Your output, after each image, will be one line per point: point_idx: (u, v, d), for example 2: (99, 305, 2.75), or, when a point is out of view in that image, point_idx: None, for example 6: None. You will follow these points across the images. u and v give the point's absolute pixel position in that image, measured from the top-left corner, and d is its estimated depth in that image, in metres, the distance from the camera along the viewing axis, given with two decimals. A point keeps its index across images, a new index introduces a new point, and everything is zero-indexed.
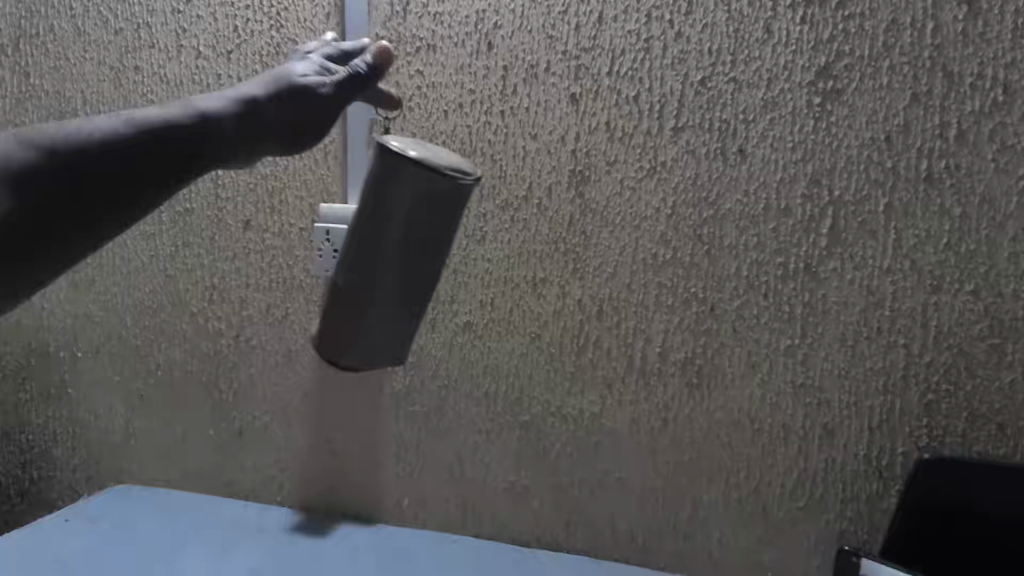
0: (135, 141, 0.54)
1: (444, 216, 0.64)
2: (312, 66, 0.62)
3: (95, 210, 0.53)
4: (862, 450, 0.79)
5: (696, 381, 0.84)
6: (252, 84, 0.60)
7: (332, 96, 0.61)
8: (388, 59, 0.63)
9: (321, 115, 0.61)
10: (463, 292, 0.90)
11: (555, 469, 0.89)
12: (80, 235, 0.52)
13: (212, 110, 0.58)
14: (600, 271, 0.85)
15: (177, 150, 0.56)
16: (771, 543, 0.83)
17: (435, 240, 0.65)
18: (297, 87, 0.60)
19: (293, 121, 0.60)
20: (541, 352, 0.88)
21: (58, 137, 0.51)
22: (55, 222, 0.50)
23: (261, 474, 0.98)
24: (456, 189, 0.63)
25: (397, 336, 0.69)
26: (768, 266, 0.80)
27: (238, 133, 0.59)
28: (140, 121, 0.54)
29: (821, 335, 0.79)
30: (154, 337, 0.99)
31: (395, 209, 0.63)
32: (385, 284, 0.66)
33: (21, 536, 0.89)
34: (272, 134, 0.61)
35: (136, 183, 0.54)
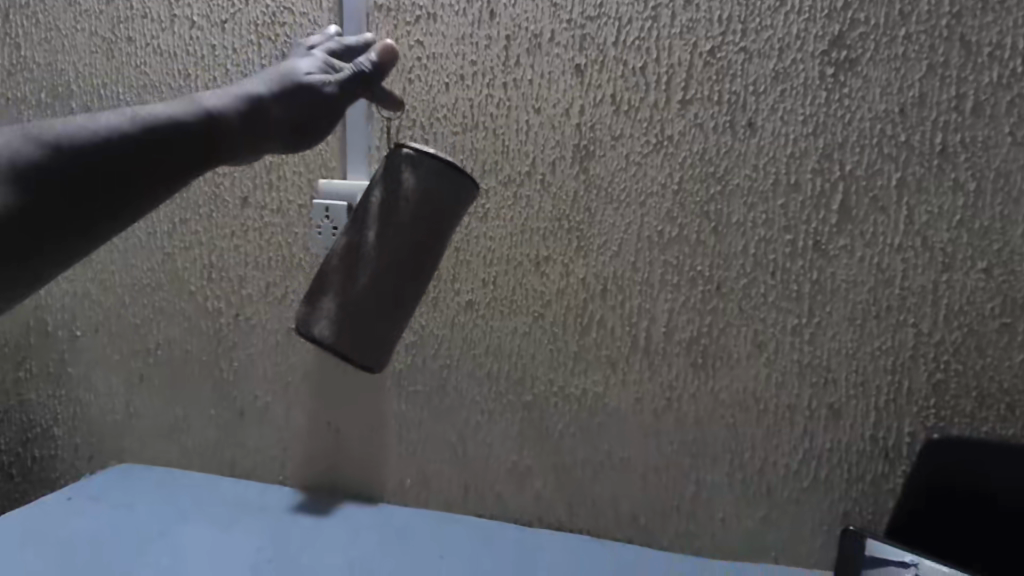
0: (138, 138, 0.52)
1: (447, 221, 0.67)
2: (316, 64, 0.62)
3: (95, 209, 0.50)
4: (868, 431, 0.79)
5: (701, 361, 0.83)
6: (257, 81, 0.60)
7: (336, 95, 0.62)
8: (393, 57, 0.65)
9: (320, 111, 0.61)
10: (465, 270, 0.88)
11: (558, 450, 0.88)
12: (80, 236, 0.50)
13: (218, 106, 0.57)
14: (604, 249, 0.83)
15: (181, 147, 0.54)
16: (774, 523, 0.83)
17: (437, 242, 0.68)
18: (302, 86, 0.60)
19: (295, 119, 0.60)
20: (543, 331, 0.87)
21: (62, 133, 0.49)
22: (53, 220, 0.48)
23: (263, 454, 0.98)
24: (464, 198, 0.68)
25: (376, 324, 0.67)
26: (776, 244, 0.78)
27: (243, 130, 0.58)
28: (144, 118, 0.53)
29: (829, 315, 0.78)
30: (153, 315, 0.98)
31: (403, 206, 0.66)
32: (385, 279, 0.66)
33: (23, 516, 0.89)
34: (276, 132, 0.60)
35: (138, 180, 0.52)
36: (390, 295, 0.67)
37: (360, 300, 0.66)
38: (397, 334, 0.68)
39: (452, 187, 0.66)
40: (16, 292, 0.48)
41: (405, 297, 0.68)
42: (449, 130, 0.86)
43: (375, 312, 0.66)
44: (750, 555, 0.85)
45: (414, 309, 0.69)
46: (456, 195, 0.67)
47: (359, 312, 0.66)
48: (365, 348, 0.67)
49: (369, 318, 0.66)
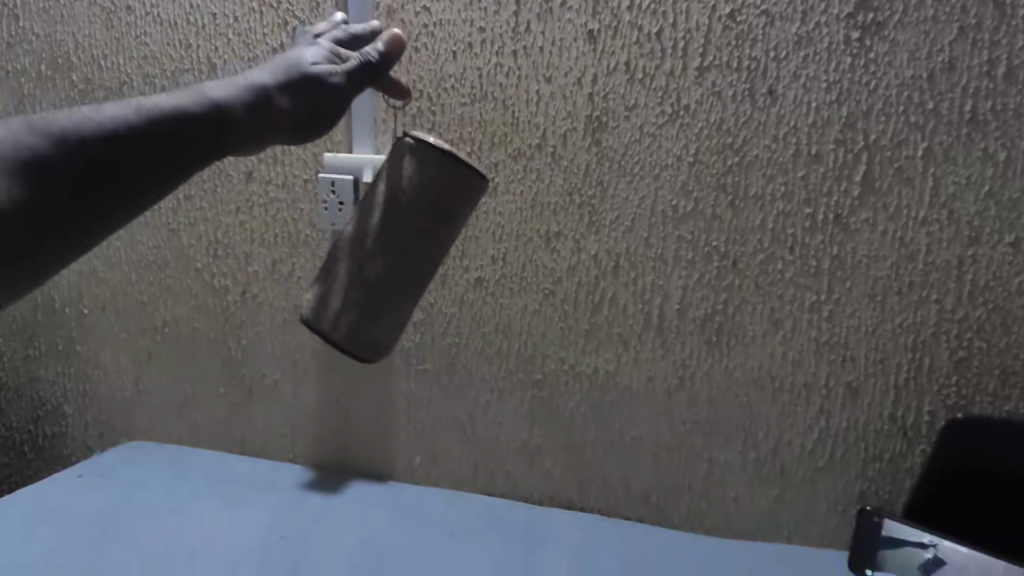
0: (144, 130, 0.50)
1: (451, 216, 0.65)
2: (321, 53, 0.59)
3: (98, 205, 0.48)
4: (887, 410, 0.77)
5: (715, 339, 0.81)
6: (263, 72, 0.57)
7: (343, 86, 0.60)
8: (400, 46, 0.62)
9: (326, 102, 0.59)
10: (474, 247, 0.86)
11: (568, 428, 0.87)
12: (83, 232, 0.48)
13: (223, 97, 0.54)
14: (617, 225, 0.81)
15: (188, 139, 0.52)
16: (788, 503, 0.82)
17: (442, 234, 0.65)
18: (308, 77, 0.58)
19: (301, 111, 0.58)
20: (554, 309, 0.85)
21: (67, 124, 0.47)
22: (55, 216, 0.46)
23: (272, 432, 0.97)
24: (471, 192, 0.65)
25: (374, 320, 0.66)
26: (795, 218, 0.76)
27: (249, 122, 0.55)
28: (149, 110, 0.50)
29: (849, 291, 0.76)
30: (160, 293, 0.97)
31: (406, 200, 0.64)
32: (384, 275, 0.65)
33: (37, 492, 0.89)
34: (283, 124, 0.57)
35: (144, 174, 0.50)
36: (391, 286, 0.65)
37: (360, 295, 0.65)
38: (396, 329, 0.67)
39: (456, 182, 0.64)
40: (17, 290, 0.47)
41: (406, 293, 0.66)
42: (457, 101, 0.83)
43: (375, 302, 0.65)
44: (763, 534, 0.84)
45: (415, 304, 0.68)
46: (461, 186, 0.64)
47: (359, 301, 0.65)
48: (363, 344, 0.66)
49: (369, 307, 0.65)
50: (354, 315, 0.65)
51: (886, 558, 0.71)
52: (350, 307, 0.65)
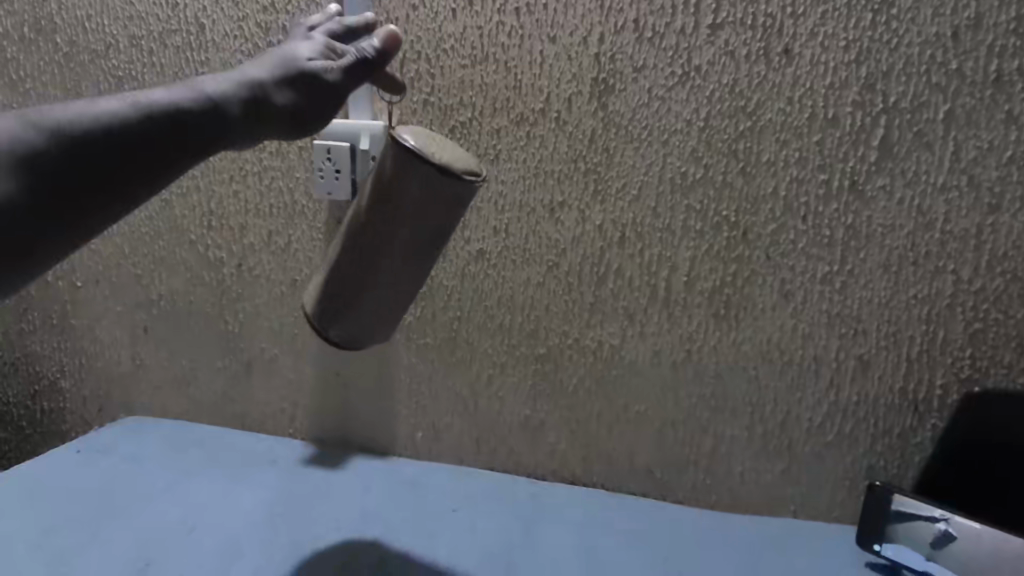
0: (139, 126, 0.47)
1: (440, 220, 0.62)
2: (317, 47, 0.56)
3: (93, 202, 0.45)
4: (898, 383, 0.76)
5: (723, 312, 0.79)
6: (258, 67, 0.53)
7: (341, 83, 0.56)
8: (396, 44, 0.59)
9: (322, 100, 0.55)
10: (474, 217, 0.84)
11: (573, 403, 0.86)
12: (79, 228, 0.45)
13: (217, 92, 0.51)
14: (623, 193, 0.78)
15: (186, 135, 0.49)
16: (795, 477, 0.81)
17: (434, 233, 0.62)
18: (304, 73, 0.54)
19: (298, 107, 0.54)
20: (557, 282, 0.83)
21: (62, 119, 0.45)
22: (52, 213, 0.43)
23: (272, 407, 0.96)
24: (459, 197, 0.61)
25: (365, 319, 0.66)
26: (809, 185, 0.73)
27: (243, 118, 0.52)
28: (146, 104, 0.48)
29: (862, 262, 0.74)
30: (154, 265, 0.95)
31: (392, 204, 0.61)
32: (376, 277, 0.64)
33: (34, 469, 0.88)
34: (279, 121, 0.54)
35: (142, 167, 0.47)
36: (381, 284, 0.64)
37: (353, 297, 0.65)
38: (388, 320, 0.67)
39: (439, 186, 0.59)
40: (9, 291, 0.43)
41: (398, 292, 0.65)
42: (457, 63, 0.80)
43: (366, 292, 0.64)
44: (769, 508, 0.83)
45: (407, 305, 0.67)
46: (450, 187, 0.59)
47: (352, 289, 0.64)
48: (350, 338, 0.66)
49: (362, 297, 0.64)
50: (346, 314, 0.65)
51: (895, 533, 0.71)
52: (345, 294, 0.65)
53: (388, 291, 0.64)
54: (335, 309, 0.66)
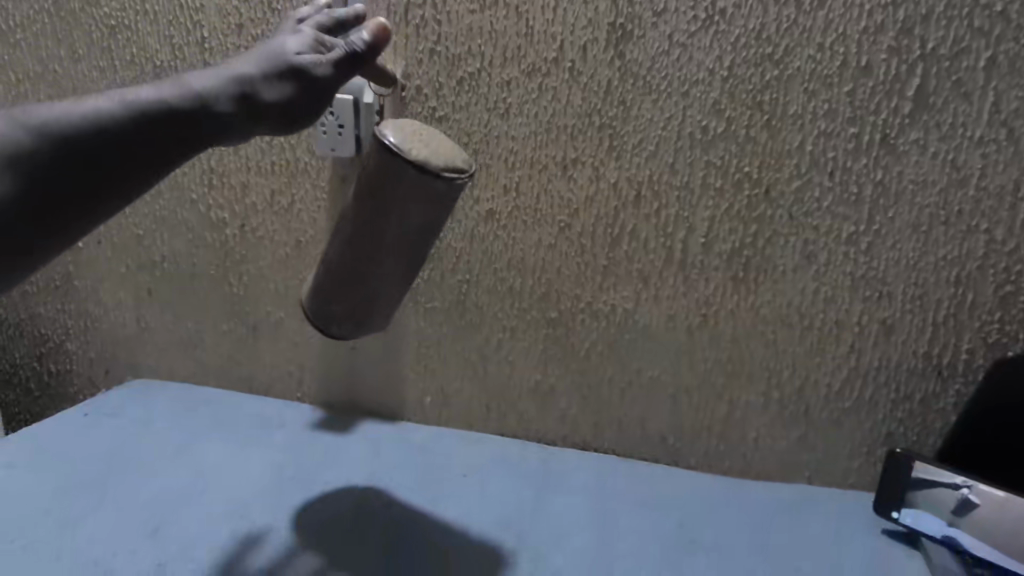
0: (126, 124, 0.46)
1: (426, 219, 0.62)
2: (305, 41, 0.52)
3: (92, 199, 0.46)
4: (922, 348, 0.73)
5: (742, 275, 0.76)
6: (245, 62, 0.50)
7: (331, 79, 0.52)
8: (387, 37, 0.54)
9: (313, 95, 0.52)
10: (484, 175, 0.80)
11: (584, 368, 0.84)
12: (79, 226, 0.46)
13: (205, 88, 0.48)
14: (639, 149, 0.75)
15: (175, 133, 0.48)
16: (811, 443, 0.79)
17: (422, 231, 0.63)
18: (291, 69, 0.51)
19: (287, 103, 0.51)
20: (569, 244, 0.80)
21: (48, 118, 0.45)
22: (52, 213, 0.44)
23: (279, 371, 0.95)
24: (443, 196, 0.60)
25: (353, 313, 0.66)
26: (838, 139, 0.69)
27: (233, 114, 0.50)
28: (133, 102, 0.46)
29: (891, 222, 0.70)
30: (156, 226, 0.93)
31: (379, 203, 0.61)
32: (365, 277, 0.64)
33: (41, 431, 0.88)
34: (269, 117, 0.51)
35: (135, 165, 0.47)
36: (370, 282, 0.64)
37: (343, 295, 0.65)
38: (386, 312, 0.67)
39: (423, 186, 0.59)
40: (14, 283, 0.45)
41: (392, 287, 0.65)
42: (465, 9, 0.76)
43: (357, 290, 0.65)
44: (783, 475, 0.82)
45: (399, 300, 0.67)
46: (431, 184, 0.59)
47: (343, 290, 0.65)
48: (346, 331, 0.67)
49: (353, 296, 0.65)
50: (338, 309, 0.66)
51: (915, 499, 0.70)
52: (337, 295, 0.66)
53: (378, 289, 0.65)
54: (328, 306, 0.66)
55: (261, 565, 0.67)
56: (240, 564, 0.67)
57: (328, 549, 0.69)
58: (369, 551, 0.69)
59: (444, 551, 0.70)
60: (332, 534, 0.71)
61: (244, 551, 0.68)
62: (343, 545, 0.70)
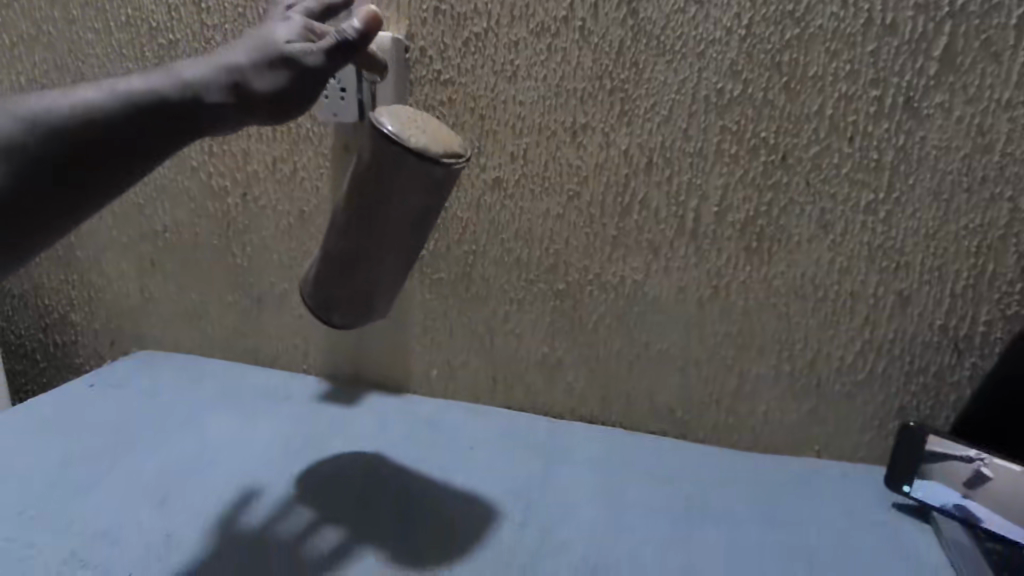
0: (117, 115, 0.45)
1: (425, 208, 0.60)
2: (295, 29, 0.50)
3: (78, 195, 0.45)
4: (939, 320, 0.71)
5: (755, 245, 0.74)
6: (236, 51, 0.48)
7: (321, 68, 0.49)
8: (378, 23, 0.51)
9: (305, 85, 0.49)
10: (491, 142, 0.78)
11: (592, 341, 0.83)
12: (68, 222, 0.46)
13: (195, 78, 0.47)
14: (651, 113, 0.72)
15: (166, 124, 0.46)
16: (821, 417, 0.78)
17: (421, 221, 0.62)
18: (281, 58, 0.48)
19: (279, 93, 0.48)
20: (578, 213, 0.78)
21: (38, 108, 0.44)
22: (34, 208, 0.43)
23: (285, 342, 0.95)
24: (441, 184, 0.59)
25: (352, 306, 0.64)
26: (859, 102, 0.67)
27: (225, 104, 0.48)
28: (123, 93, 0.46)
29: (911, 189, 0.68)
30: (156, 195, 0.92)
31: (377, 194, 0.59)
32: (364, 275, 0.62)
33: (48, 400, 0.88)
34: (261, 107, 0.48)
35: (129, 156, 0.46)
36: (371, 278, 0.62)
37: (342, 290, 0.63)
38: (385, 304, 0.66)
39: (423, 176, 0.58)
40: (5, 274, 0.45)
41: (392, 279, 0.64)
42: None
43: (357, 288, 0.63)
44: (792, 449, 0.81)
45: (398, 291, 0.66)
46: (429, 170, 0.57)
47: (344, 290, 0.63)
48: (346, 323, 0.65)
49: (354, 292, 0.63)
50: (337, 302, 0.64)
51: (929, 471, 0.69)
52: (337, 294, 0.64)
53: (377, 284, 0.63)
54: (327, 300, 0.64)
55: (256, 520, 0.68)
56: (240, 522, 0.68)
57: (329, 508, 0.70)
58: (378, 515, 0.69)
59: (449, 516, 0.69)
60: (331, 494, 0.72)
61: (240, 508, 0.70)
62: (349, 507, 0.70)
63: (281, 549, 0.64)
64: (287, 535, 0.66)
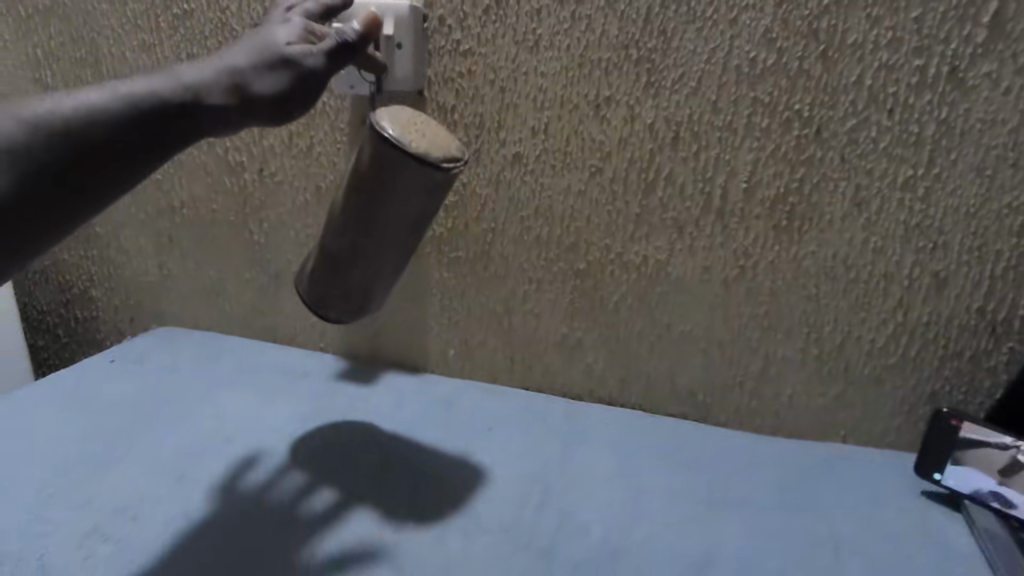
0: (121, 118, 0.44)
1: (422, 210, 0.60)
2: (295, 30, 0.50)
3: (79, 199, 0.43)
4: (977, 303, 0.68)
5: (785, 223, 0.71)
6: (236, 53, 0.48)
7: (322, 69, 0.49)
8: (377, 27, 0.53)
9: (306, 87, 0.49)
10: (512, 116, 0.76)
11: (613, 322, 0.81)
12: (68, 227, 0.44)
13: (196, 80, 0.47)
14: (679, 85, 0.69)
15: (168, 127, 0.46)
16: (848, 402, 0.76)
17: (417, 221, 0.61)
18: (282, 60, 0.48)
19: (279, 95, 0.48)
20: (600, 190, 0.76)
21: (42, 109, 0.42)
22: (35, 214, 0.42)
23: (302, 320, 0.94)
24: (438, 188, 0.59)
25: (349, 300, 0.63)
26: (900, 72, 0.63)
27: (226, 107, 0.47)
28: (126, 95, 0.45)
29: (952, 165, 0.65)
30: (173, 170, 0.91)
31: (376, 194, 0.58)
32: (359, 277, 0.62)
33: (70, 374, 0.90)
34: (261, 109, 0.48)
35: (131, 159, 0.45)
36: (368, 280, 0.62)
37: (341, 288, 0.62)
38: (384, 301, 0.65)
39: (422, 180, 0.57)
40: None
41: (389, 277, 0.63)
42: None
43: (355, 288, 0.62)
44: (818, 434, 0.79)
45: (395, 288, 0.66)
46: (429, 174, 0.57)
47: (342, 291, 0.62)
48: (343, 316, 0.64)
49: (353, 290, 0.62)
50: (334, 296, 0.63)
51: (963, 459, 0.66)
52: (335, 291, 0.63)
53: (375, 283, 0.62)
54: (324, 294, 0.63)
55: (257, 481, 0.70)
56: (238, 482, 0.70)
57: (325, 472, 0.71)
58: (390, 486, 0.70)
59: (454, 481, 0.71)
60: (331, 461, 0.73)
61: (239, 468, 0.72)
62: (354, 475, 0.71)
63: (273, 507, 0.66)
64: (280, 496, 0.68)
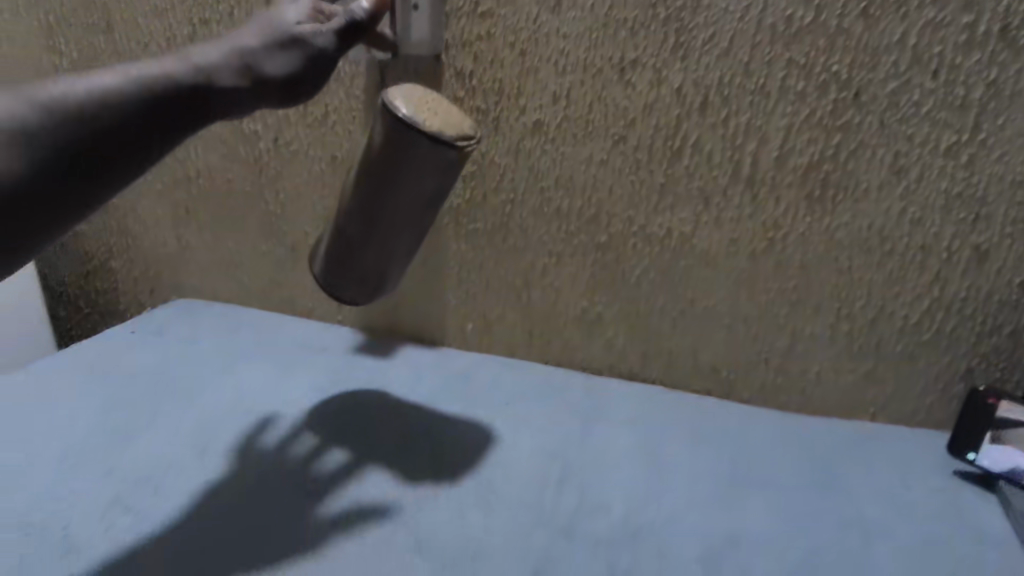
0: (136, 102, 0.43)
1: (434, 191, 0.58)
2: (303, 10, 0.53)
3: (94, 183, 0.42)
4: (1020, 278, 0.65)
5: (818, 193, 0.68)
6: (243, 35, 0.50)
7: (332, 50, 0.53)
8: None
9: (318, 67, 0.52)
10: (533, 82, 0.73)
11: (635, 296, 0.79)
12: (84, 212, 0.43)
13: (207, 61, 0.47)
14: (709, 46, 0.66)
15: (182, 109, 0.46)
16: (878, 379, 0.74)
17: (431, 201, 0.59)
18: (295, 40, 0.51)
19: (292, 76, 0.51)
20: (623, 159, 0.73)
21: (56, 92, 0.41)
22: (50, 201, 0.40)
23: (319, 293, 0.94)
24: (450, 168, 0.57)
25: (367, 284, 0.61)
26: (947, 30, 0.60)
27: (237, 87, 0.49)
28: (139, 76, 0.44)
29: (998, 131, 0.61)
30: (188, 140, 0.90)
31: (387, 175, 0.57)
32: (372, 260, 0.60)
33: (91, 345, 0.90)
34: (273, 89, 0.50)
35: (146, 142, 0.44)
36: (381, 261, 0.60)
37: (353, 271, 0.61)
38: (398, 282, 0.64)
39: (434, 160, 0.56)
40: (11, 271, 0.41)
41: (402, 259, 0.62)
42: None
43: (367, 270, 0.61)
44: (845, 412, 0.76)
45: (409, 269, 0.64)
46: (442, 153, 0.56)
47: (354, 274, 0.61)
48: (361, 299, 0.62)
49: (368, 273, 0.61)
50: (350, 281, 0.61)
51: (1000, 438, 0.65)
52: (349, 274, 0.61)
53: (389, 265, 0.61)
54: (339, 278, 0.62)
55: (271, 443, 0.71)
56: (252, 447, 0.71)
57: (335, 437, 0.72)
58: (405, 453, 0.70)
59: (467, 443, 0.72)
60: (343, 428, 0.74)
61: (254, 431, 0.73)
62: (368, 440, 0.72)
63: (287, 468, 0.67)
64: (294, 456, 0.69)
